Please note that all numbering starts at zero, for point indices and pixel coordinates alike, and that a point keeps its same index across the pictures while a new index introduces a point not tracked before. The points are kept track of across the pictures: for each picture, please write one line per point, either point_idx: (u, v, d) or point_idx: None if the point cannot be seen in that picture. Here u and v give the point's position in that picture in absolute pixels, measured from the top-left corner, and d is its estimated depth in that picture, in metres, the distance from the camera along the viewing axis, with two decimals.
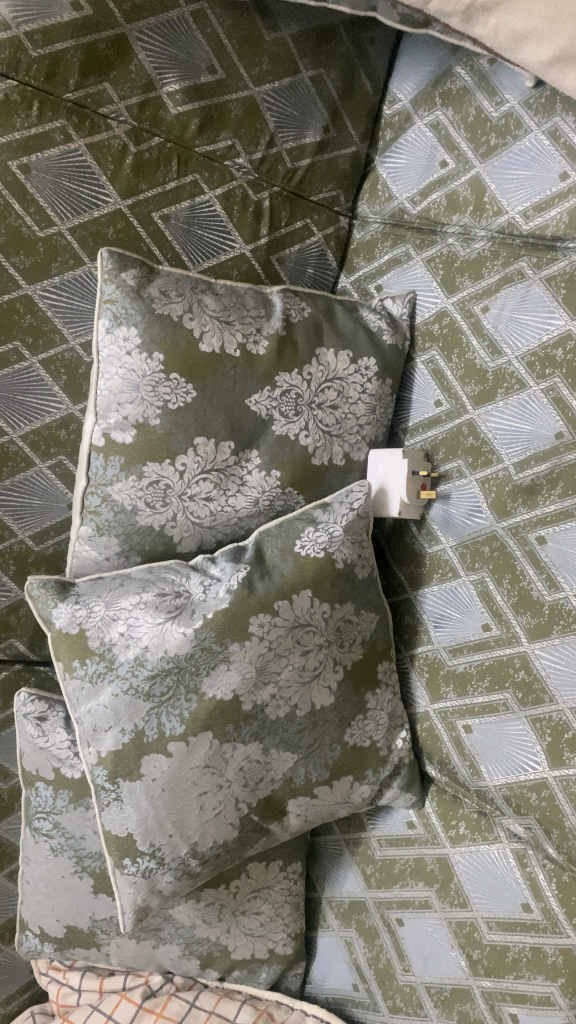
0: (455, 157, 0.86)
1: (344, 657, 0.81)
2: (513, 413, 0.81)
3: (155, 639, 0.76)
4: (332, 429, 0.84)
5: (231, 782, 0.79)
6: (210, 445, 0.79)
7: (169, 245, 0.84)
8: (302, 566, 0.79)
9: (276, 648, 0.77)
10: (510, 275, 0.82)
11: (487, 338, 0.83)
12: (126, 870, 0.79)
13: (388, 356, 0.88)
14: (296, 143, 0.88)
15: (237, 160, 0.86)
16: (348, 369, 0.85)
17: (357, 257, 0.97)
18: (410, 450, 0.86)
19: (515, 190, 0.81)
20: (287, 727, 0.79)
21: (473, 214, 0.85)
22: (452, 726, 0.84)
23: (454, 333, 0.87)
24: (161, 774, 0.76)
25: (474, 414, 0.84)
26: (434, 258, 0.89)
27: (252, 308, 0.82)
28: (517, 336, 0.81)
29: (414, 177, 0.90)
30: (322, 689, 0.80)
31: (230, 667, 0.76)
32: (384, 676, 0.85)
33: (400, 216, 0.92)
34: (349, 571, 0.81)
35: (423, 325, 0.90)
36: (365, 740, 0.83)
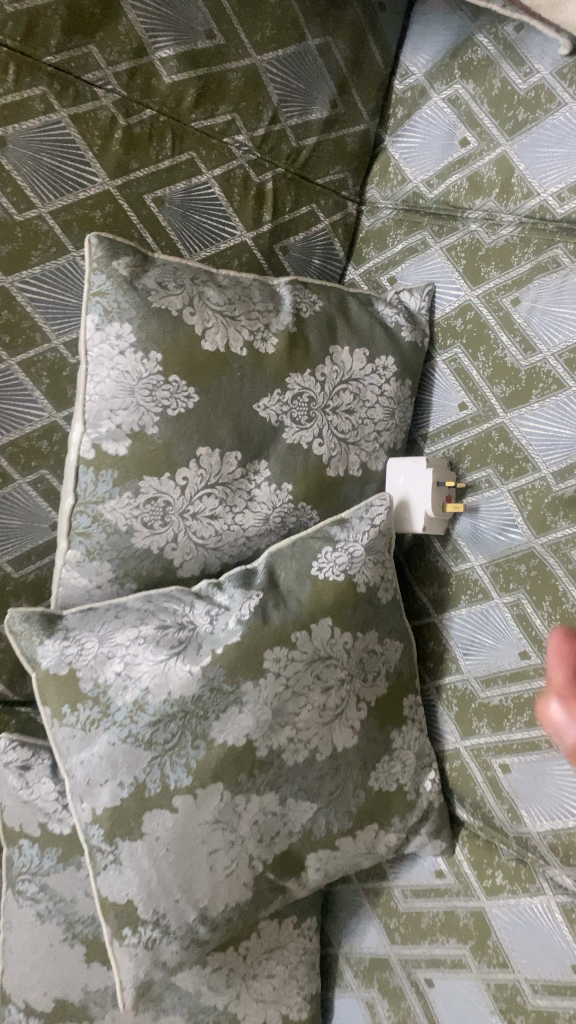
0: (477, 135, 0.78)
1: (367, 693, 0.73)
2: (551, 416, 0.73)
3: (157, 679, 0.66)
4: (349, 436, 0.76)
5: (244, 838, 0.70)
6: (215, 456, 0.70)
7: (163, 232, 0.75)
8: (321, 592, 0.71)
9: (294, 687, 0.69)
10: (543, 263, 0.74)
11: (518, 334, 0.76)
12: (125, 940, 0.68)
13: (407, 355, 0.79)
14: (301, 119, 0.79)
15: (237, 137, 0.77)
16: (365, 369, 0.77)
17: (367, 245, 0.87)
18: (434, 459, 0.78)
19: (548, 169, 0.74)
20: (306, 773, 0.71)
21: (499, 198, 0.77)
22: (487, 766, 0.76)
23: (480, 329, 0.79)
24: (165, 833, 0.67)
25: (505, 418, 0.76)
26: (455, 247, 0.81)
27: (259, 301, 0.73)
28: (552, 331, 0.73)
29: (431, 158, 0.82)
30: (344, 729, 0.72)
31: (242, 709, 0.67)
32: (410, 712, 0.77)
33: (414, 202, 0.84)
34: (371, 595, 0.74)
35: (444, 320, 0.82)
36: (392, 784, 0.75)
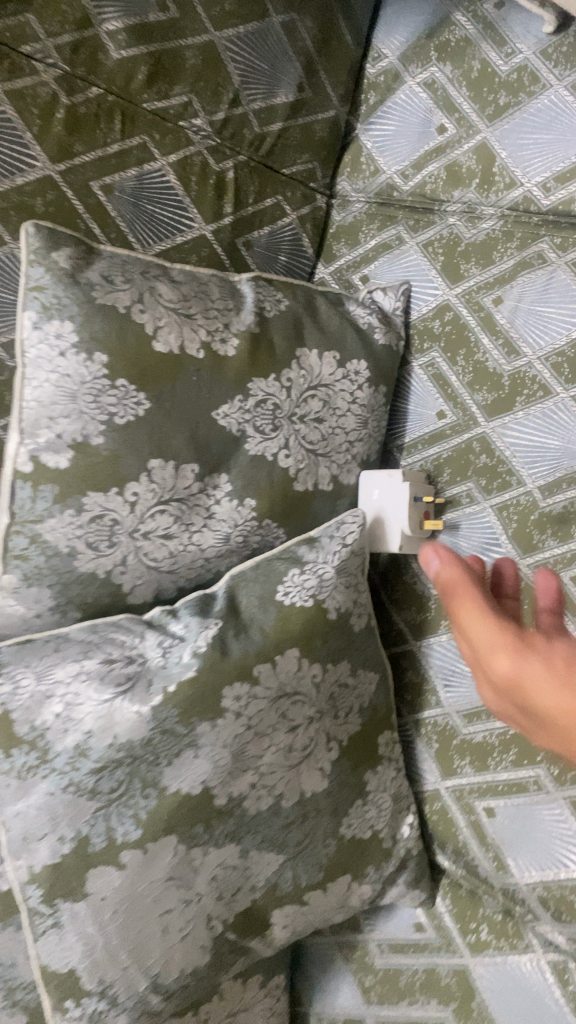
0: (456, 121, 0.72)
1: (339, 732, 0.67)
2: (537, 426, 0.67)
3: (101, 721, 0.59)
4: (318, 446, 0.69)
5: (201, 896, 0.62)
6: (168, 469, 0.63)
7: (112, 223, 0.67)
8: (287, 620, 0.64)
9: (257, 728, 0.62)
10: (528, 259, 0.68)
11: (501, 336, 0.70)
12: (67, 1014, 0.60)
13: (380, 359, 0.73)
14: (265, 103, 0.73)
15: (194, 121, 0.70)
16: (335, 374, 0.70)
17: (338, 243, 0.80)
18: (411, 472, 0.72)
19: (533, 157, 0.68)
20: (271, 822, 0.64)
21: (479, 189, 0.72)
22: (470, 809, 0.69)
23: (459, 331, 0.72)
24: (112, 892, 0.59)
25: (487, 427, 0.70)
26: (433, 242, 0.74)
27: (218, 298, 0.66)
28: (539, 332, 0.67)
29: (405, 147, 0.76)
30: (312, 772, 0.65)
31: (198, 754, 0.60)
32: (386, 751, 0.70)
33: (388, 194, 0.77)
34: (343, 622, 0.67)
35: (421, 322, 0.75)
36: (365, 830, 0.68)
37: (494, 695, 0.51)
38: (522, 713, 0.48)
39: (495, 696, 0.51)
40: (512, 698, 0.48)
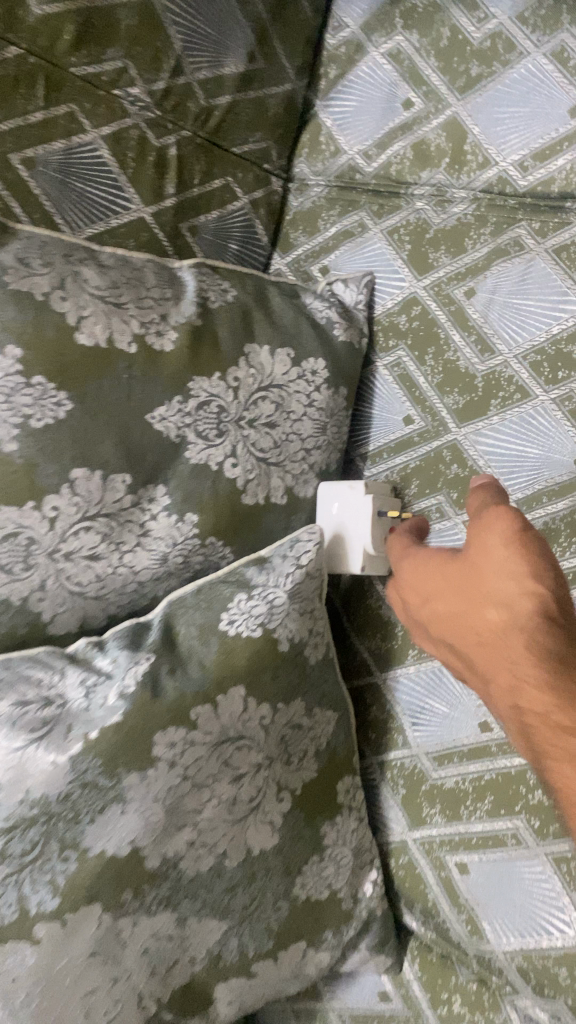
0: (423, 95, 0.65)
1: (291, 779, 0.59)
2: (514, 432, 0.60)
3: (10, 773, 0.50)
4: (270, 455, 0.62)
5: (131, 973, 0.52)
6: (94, 479, 0.54)
7: (34, 200, 0.58)
8: (231, 655, 0.56)
9: (194, 778, 0.54)
10: (503, 246, 0.61)
11: (474, 333, 0.62)
12: None
13: (340, 358, 0.65)
14: (212, 73, 0.65)
15: (130, 89, 0.61)
16: (289, 374, 0.62)
17: (295, 230, 0.73)
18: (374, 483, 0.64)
19: (508, 132, 0.61)
20: (212, 887, 0.56)
21: (449, 169, 0.64)
22: (441, 864, 0.61)
23: (427, 328, 0.65)
24: (24, 973, 0.48)
25: (458, 433, 0.63)
26: (399, 229, 0.67)
27: (154, 286, 0.58)
28: (516, 328, 0.60)
29: (368, 124, 0.68)
30: (260, 827, 0.57)
31: (126, 811, 0.52)
32: (346, 799, 0.62)
33: (350, 177, 0.70)
34: (296, 655, 0.59)
35: (386, 318, 0.68)
36: (322, 890, 0.60)
37: (429, 598, 0.47)
38: (460, 628, 0.45)
39: (431, 603, 0.47)
40: (469, 601, 0.44)
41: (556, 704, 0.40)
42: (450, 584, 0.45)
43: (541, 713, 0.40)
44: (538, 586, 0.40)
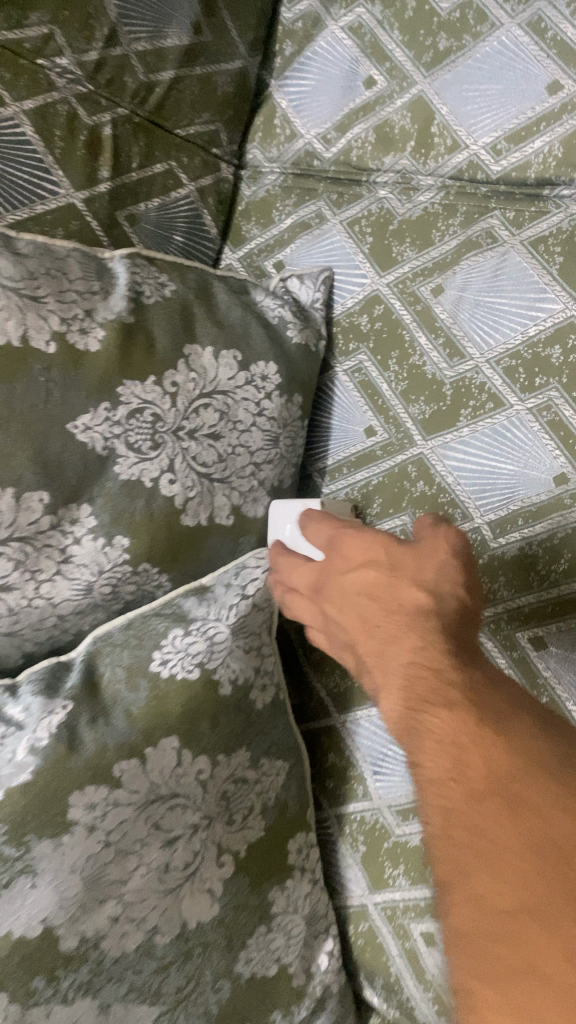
0: (387, 72, 0.59)
1: (234, 840, 0.52)
2: (486, 446, 0.53)
3: None
4: (214, 470, 0.54)
5: None
6: (5, 499, 0.46)
7: None
8: (163, 703, 0.50)
9: (119, 846, 0.47)
10: (475, 238, 0.55)
11: (442, 335, 0.56)
12: None
13: (294, 362, 0.58)
14: (151, 45, 0.58)
15: (57, 58, 0.53)
16: (236, 380, 0.55)
17: (248, 221, 0.66)
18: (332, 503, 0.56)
19: (480, 112, 0.55)
20: (141, 968, 0.47)
21: (415, 153, 0.58)
22: (405, 933, 0.54)
23: (391, 328, 0.58)
24: None
25: (424, 446, 0.56)
26: (360, 220, 0.60)
27: (79, 277, 0.51)
28: (488, 328, 0.54)
29: (325, 104, 0.62)
30: (198, 896, 0.50)
31: (37, 885, 0.44)
32: (299, 859, 0.55)
33: (307, 164, 0.64)
34: (241, 699, 0.53)
35: (345, 318, 0.61)
36: (270, 966, 0.53)
37: (350, 561, 0.45)
38: (369, 594, 0.43)
39: (350, 567, 0.45)
40: (398, 574, 0.43)
41: (451, 670, 0.38)
42: (378, 555, 0.44)
43: (430, 675, 0.38)
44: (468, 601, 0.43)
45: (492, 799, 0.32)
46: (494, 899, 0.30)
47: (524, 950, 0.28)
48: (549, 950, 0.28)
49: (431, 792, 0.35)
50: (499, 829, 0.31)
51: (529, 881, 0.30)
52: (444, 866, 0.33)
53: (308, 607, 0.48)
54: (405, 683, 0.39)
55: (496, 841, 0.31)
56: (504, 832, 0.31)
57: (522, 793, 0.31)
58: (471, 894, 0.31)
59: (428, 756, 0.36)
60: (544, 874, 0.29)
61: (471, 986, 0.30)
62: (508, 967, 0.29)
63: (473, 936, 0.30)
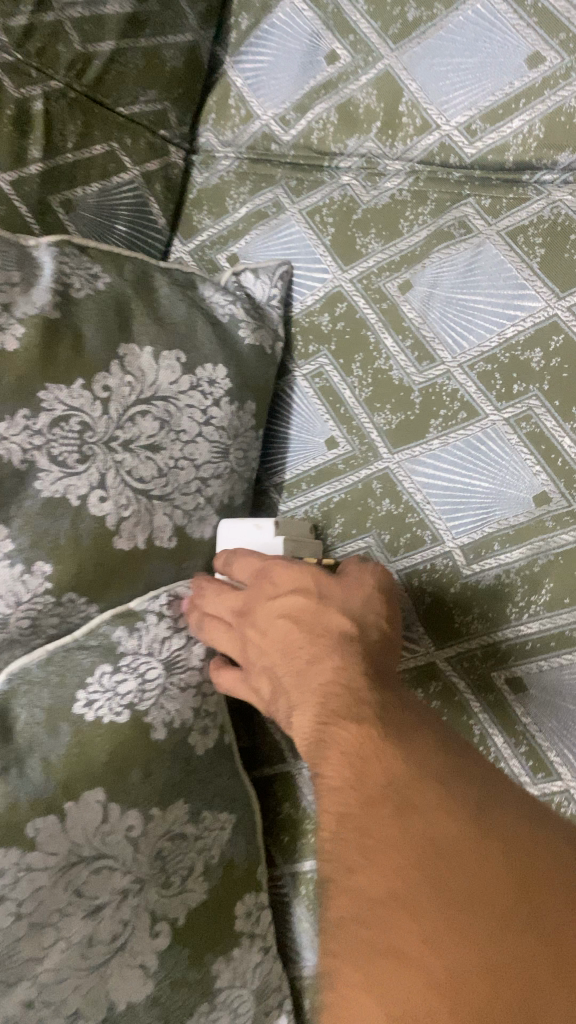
0: (351, 45, 0.53)
1: (171, 906, 0.45)
2: (459, 460, 0.47)
3: None
4: (153, 485, 0.48)
5: None
6: None
7: None
8: (86, 751, 0.43)
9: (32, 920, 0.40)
10: (446, 227, 0.49)
11: (410, 336, 0.50)
12: None
13: (247, 365, 0.52)
14: (88, 10, 0.52)
15: None
16: (179, 384, 0.49)
17: (199, 210, 0.60)
18: (290, 526, 0.50)
19: (452, 88, 0.49)
20: None
21: (381, 136, 0.52)
22: None
23: (355, 329, 0.52)
24: None
25: (390, 460, 0.50)
26: (321, 209, 0.55)
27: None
28: (461, 328, 0.48)
29: (283, 82, 0.56)
30: (128, 972, 0.43)
31: None
32: (248, 925, 0.49)
33: (264, 147, 0.58)
34: (179, 744, 0.46)
35: (305, 316, 0.55)
36: None
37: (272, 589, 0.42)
38: (290, 616, 0.40)
39: (275, 594, 0.42)
40: (326, 602, 0.40)
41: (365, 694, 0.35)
42: (306, 582, 0.41)
43: (345, 698, 0.35)
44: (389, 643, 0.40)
45: (381, 800, 0.29)
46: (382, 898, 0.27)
47: (405, 943, 0.25)
48: (424, 947, 0.25)
49: (325, 801, 0.32)
50: (388, 827, 0.28)
51: (409, 876, 0.27)
52: (325, 869, 0.29)
53: (226, 635, 0.44)
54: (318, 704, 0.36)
55: (383, 838, 0.28)
56: (392, 830, 0.28)
57: (417, 795, 0.29)
58: (348, 890, 0.28)
59: (329, 764, 0.32)
60: (431, 871, 0.27)
61: (334, 989, 0.26)
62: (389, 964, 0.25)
63: (347, 935, 0.27)
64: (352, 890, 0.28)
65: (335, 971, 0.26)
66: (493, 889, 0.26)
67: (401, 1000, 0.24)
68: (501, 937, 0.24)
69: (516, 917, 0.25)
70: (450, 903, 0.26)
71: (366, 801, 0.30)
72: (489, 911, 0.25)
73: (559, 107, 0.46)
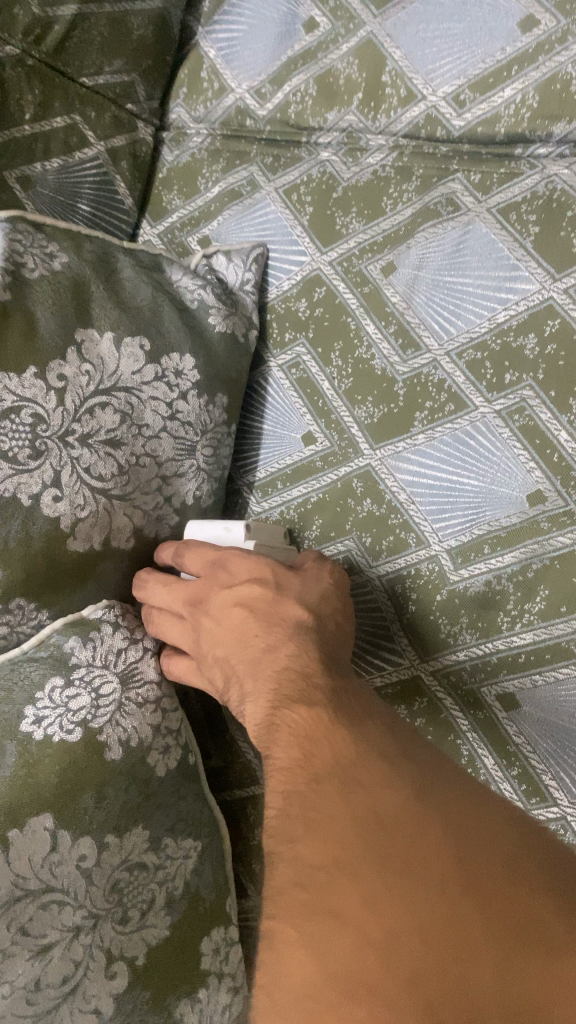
0: (331, 12, 0.49)
1: (129, 944, 0.41)
2: (446, 456, 0.43)
3: None
4: (112, 484, 0.44)
5: None
6: None
7: None
8: (32, 775, 0.39)
9: None
10: (433, 205, 0.46)
11: (394, 322, 0.46)
12: None
13: (217, 355, 0.48)
14: None
15: None
16: (142, 374, 0.45)
17: (169, 190, 0.56)
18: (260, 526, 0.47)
19: (440, 54, 0.45)
20: None
21: (362, 108, 0.49)
22: None
23: (334, 315, 0.49)
24: None
25: (372, 456, 0.46)
26: (299, 188, 0.51)
27: None
28: (449, 313, 0.44)
29: (258, 52, 0.52)
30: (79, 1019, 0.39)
31: None
32: (214, 963, 0.45)
33: (239, 123, 0.54)
34: (139, 766, 0.42)
35: (281, 303, 0.51)
36: None
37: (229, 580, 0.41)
38: (244, 604, 0.40)
39: (231, 584, 0.41)
40: (282, 592, 0.40)
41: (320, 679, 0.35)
42: (263, 573, 0.41)
43: (298, 682, 0.35)
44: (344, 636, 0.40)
45: (329, 775, 0.29)
46: (320, 863, 0.26)
47: (339, 901, 0.25)
48: (362, 900, 0.24)
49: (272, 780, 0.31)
50: (331, 801, 0.28)
51: (350, 836, 0.26)
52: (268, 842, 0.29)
53: (178, 627, 0.43)
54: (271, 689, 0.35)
55: (325, 810, 0.28)
56: (336, 802, 0.28)
57: (363, 768, 0.28)
58: (288, 856, 0.27)
59: (278, 745, 0.32)
60: (368, 839, 0.26)
61: (270, 949, 0.25)
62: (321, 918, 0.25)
63: (284, 897, 0.26)
64: (292, 860, 0.27)
65: (273, 930, 0.26)
66: (431, 843, 0.25)
67: (329, 954, 0.24)
68: (434, 891, 0.24)
69: (451, 868, 0.24)
70: (382, 866, 0.25)
71: (313, 775, 0.29)
72: (424, 872, 0.24)
73: (555, 74, 0.42)
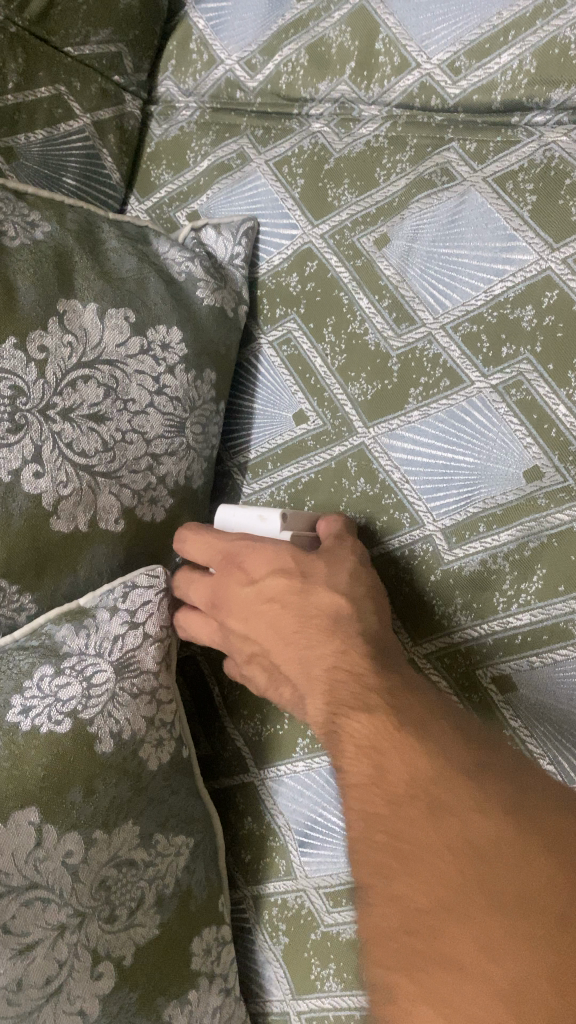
0: None
1: (117, 943, 0.40)
2: (441, 433, 0.42)
3: None
4: (97, 463, 0.43)
5: None
6: None
7: None
8: (18, 767, 0.37)
9: None
10: (427, 175, 0.44)
11: (388, 296, 0.45)
12: None
13: (205, 330, 0.47)
14: None
15: None
16: (129, 348, 0.44)
17: (158, 164, 0.55)
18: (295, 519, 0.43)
19: (434, 20, 0.44)
20: None
21: (355, 78, 0.47)
22: None
23: (326, 290, 0.47)
24: None
25: (366, 434, 0.45)
26: (290, 160, 0.49)
27: None
28: (444, 286, 0.43)
29: (247, 23, 0.51)
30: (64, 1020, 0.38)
31: None
32: (207, 964, 0.43)
33: (229, 95, 0.52)
34: (130, 757, 0.40)
35: (272, 278, 0.50)
36: None
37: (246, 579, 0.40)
38: (272, 601, 0.39)
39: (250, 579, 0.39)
40: (308, 580, 0.38)
41: (374, 680, 0.35)
42: (284, 562, 0.39)
43: (352, 684, 0.35)
44: (381, 611, 0.39)
45: (414, 804, 0.30)
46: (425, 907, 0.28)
47: (451, 946, 0.26)
48: (476, 950, 0.26)
49: (354, 805, 0.32)
50: (417, 827, 0.29)
51: (448, 877, 0.27)
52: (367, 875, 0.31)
53: (201, 621, 0.42)
54: (329, 694, 0.36)
55: (414, 838, 0.29)
56: (429, 835, 0.29)
57: (445, 796, 0.29)
58: (390, 900, 0.29)
59: (352, 769, 0.33)
60: (459, 862, 0.27)
61: (394, 995, 0.28)
62: (439, 964, 0.26)
63: (395, 939, 0.28)
64: (397, 898, 0.29)
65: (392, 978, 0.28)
66: (534, 878, 0.26)
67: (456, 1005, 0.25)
68: (545, 932, 0.25)
69: (552, 908, 0.25)
70: (487, 903, 0.26)
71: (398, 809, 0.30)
72: (529, 909, 0.25)
73: (553, 38, 0.41)
